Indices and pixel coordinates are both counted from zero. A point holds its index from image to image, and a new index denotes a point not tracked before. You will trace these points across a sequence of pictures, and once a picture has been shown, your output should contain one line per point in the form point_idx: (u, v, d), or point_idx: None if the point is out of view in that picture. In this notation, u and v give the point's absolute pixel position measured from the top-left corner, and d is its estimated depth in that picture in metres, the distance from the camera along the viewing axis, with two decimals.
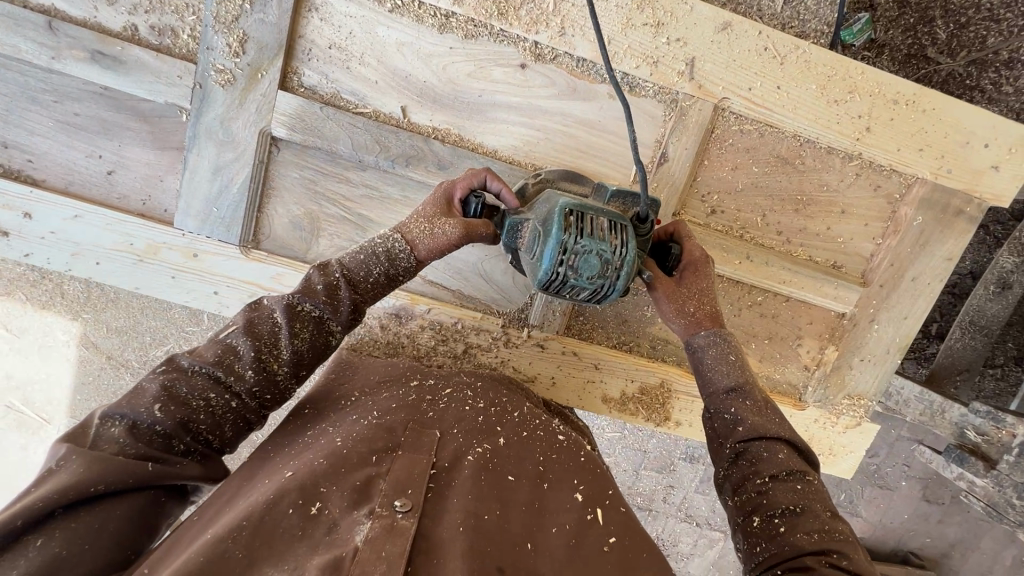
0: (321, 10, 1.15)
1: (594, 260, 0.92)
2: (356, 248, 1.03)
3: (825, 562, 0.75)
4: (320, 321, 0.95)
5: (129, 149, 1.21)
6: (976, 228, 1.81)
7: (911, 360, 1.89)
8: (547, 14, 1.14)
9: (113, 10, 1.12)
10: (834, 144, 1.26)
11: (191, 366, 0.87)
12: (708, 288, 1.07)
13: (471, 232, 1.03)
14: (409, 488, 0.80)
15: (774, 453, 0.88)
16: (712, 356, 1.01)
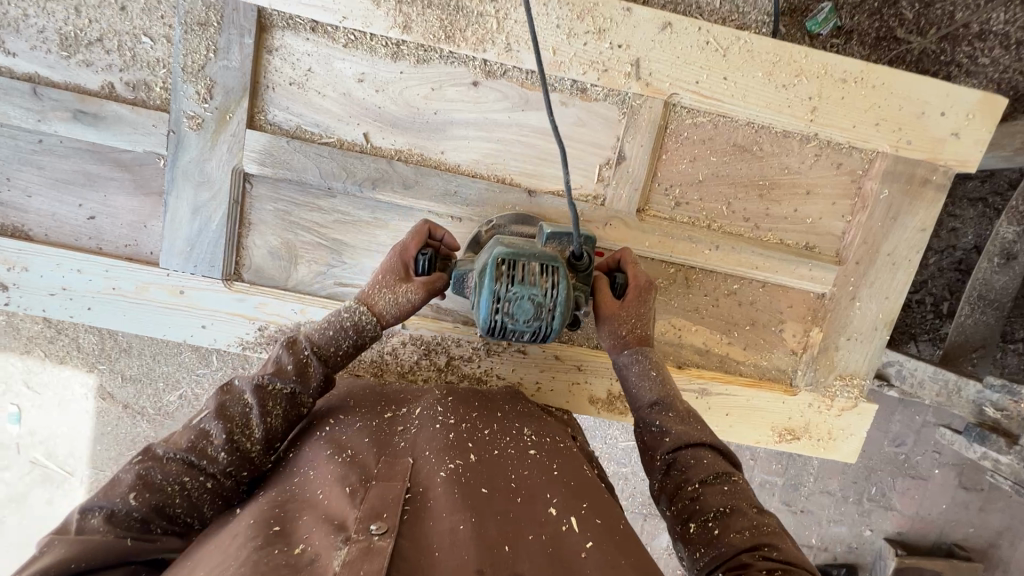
0: (280, 50, 1.22)
1: (527, 304, 0.97)
2: (322, 322, 1.08)
3: (759, 556, 0.82)
4: (293, 396, 1.00)
5: (113, 198, 1.28)
6: (974, 203, 1.77)
7: (923, 339, 1.83)
8: (492, 32, 1.20)
9: (90, 71, 1.21)
10: (788, 127, 1.28)
11: (166, 454, 0.91)
12: (645, 313, 1.14)
13: (431, 290, 1.11)
14: (384, 513, 0.81)
15: (701, 459, 0.96)
16: (636, 372, 1.10)
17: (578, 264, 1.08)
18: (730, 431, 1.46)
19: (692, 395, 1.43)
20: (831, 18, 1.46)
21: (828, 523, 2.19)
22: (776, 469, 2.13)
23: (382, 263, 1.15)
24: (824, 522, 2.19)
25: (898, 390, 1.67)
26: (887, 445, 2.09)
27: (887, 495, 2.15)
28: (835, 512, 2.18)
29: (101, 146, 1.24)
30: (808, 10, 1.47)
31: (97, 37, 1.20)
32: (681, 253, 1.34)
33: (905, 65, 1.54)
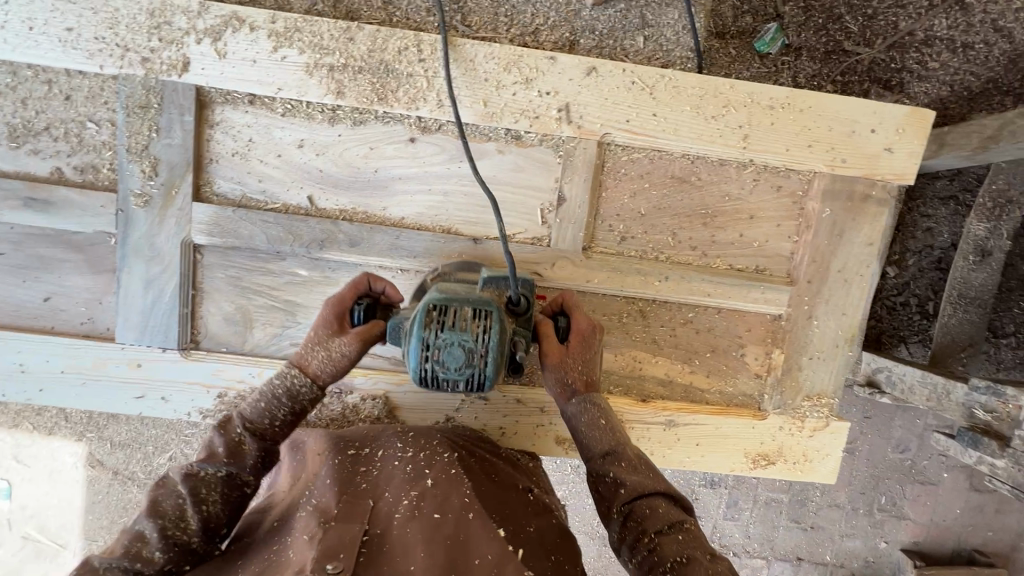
0: (222, 124, 1.26)
1: (457, 351, 0.96)
2: (256, 393, 1.06)
3: None
4: (229, 478, 0.98)
5: (67, 277, 1.30)
6: (946, 201, 1.74)
7: (914, 342, 1.79)
8: (423, 91, 1.24)
9: (38, 159, 1.25)
10: (722, 155, 1.30)
11: (100, 564, 0.88)
12: (592, 358, 1.15)
13: (367, 339, 1.05)
14: (340, 553, 0.82)
15: (656, 507, 0.98)
16: (585, 423, 1.10)
17: (515, 307, 1.06)
18: (702, 461, 1.44)
19: (660, 426, 1.41)
20: (778, 36, 1.49)
21: (841, 538, 2.12)
22: (779, 486, 2.08)
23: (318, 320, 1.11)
24: (836, 537, 2.12)
25: (891, 396, 1.65)
26: (892, 450, 2.03)
27: (898, 505, 2.09)
28: (847, 527, 2.11)
29: (54, 229, 1.28)
30: (755, 32, 1.51)
31: (45, 126, 1.25)
32: (632, 287, 1.34)
33: (857, 77, 1.54)
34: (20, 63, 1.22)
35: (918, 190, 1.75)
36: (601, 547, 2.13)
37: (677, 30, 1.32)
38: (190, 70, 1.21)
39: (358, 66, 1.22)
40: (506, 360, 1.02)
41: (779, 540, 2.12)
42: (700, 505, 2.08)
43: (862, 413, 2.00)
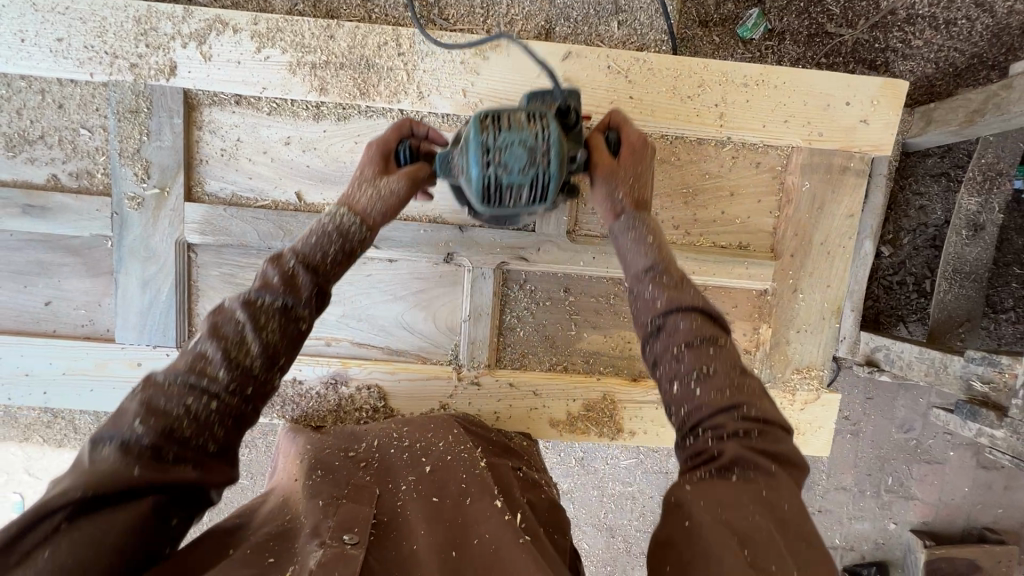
0: (210, 125, 1.30)
1: (519, 150, 0.91)
2: (305, 231, 0.95)
3: (736, 417, 0.80)
4: (287, 310, 0.85)
5: (66, 281, 1.34)
6: (936, 177, 1.72)
7: (913, 320, 1.77)
8: (403, 84, 1.27)
9: (35, 167, 1.29)
10: (700, 135, 1.32)
11: (166, 378, 0.76)
12: (645, 172, 1.06)
13: (415, 179, 1.02)
14: (355, 526, 0.79)
15: (690, 322, 0.86)
16: (631, 238, 1.00)
17: (565, 120, 1.01)
18: None
19: (652, 405, 1.43)
20: (760, 21, 1.49)
21: (849, 520, 2.12)
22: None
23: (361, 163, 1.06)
24: (845, 520, 2.13)
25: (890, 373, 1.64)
26: (895, 431, 2.04)
27: (905, 485, 2.09)
28: (855, 508, 2.11)
29: (52, 235, 1.31)
30: (738, 19, 1.51)
31: (40, 135, 1.28)
32: (618, 268, 1.37)
33: (840, 59, 1.56)
34: (13, 74, 1.26)
35: (910, 168, 1.73)
36: (609, 540, 2.13)
37: (650, 13, 1.35)
38: (178, 74, 1.25)
39: (338, 62, 1.26)
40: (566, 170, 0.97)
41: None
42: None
43: (863, 393, 2.01)
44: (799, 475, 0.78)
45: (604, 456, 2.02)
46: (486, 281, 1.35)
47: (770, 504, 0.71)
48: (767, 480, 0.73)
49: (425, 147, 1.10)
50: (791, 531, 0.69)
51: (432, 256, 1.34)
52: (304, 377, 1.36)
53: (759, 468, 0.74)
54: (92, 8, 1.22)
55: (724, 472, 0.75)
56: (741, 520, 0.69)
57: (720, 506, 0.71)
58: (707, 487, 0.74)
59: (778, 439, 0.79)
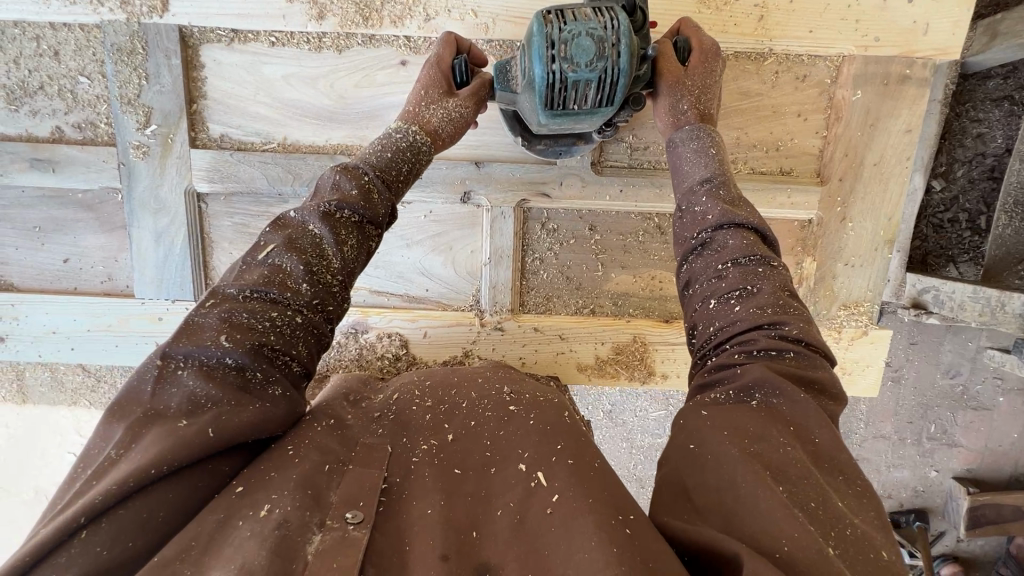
0: (211, 67, 1.23)
1: (587, 42, 0.91)
2: (375, 150, 1.02)
3: (773, 335, 0.77)
4: (361, 225, 0.91)
5: (83, 238, 1.32)
6: (997, 104, 1.51)
7: (965, 262, 1.61)
8: (409, 6, 1.17)
9: (38, 120, 1.26)
10: (738, 47, 1.18)
11: (241, 293, 0.79)
12: (712, 84, 1.07)
13: (478, 101, 1.10)
14: (361, 499, 0.68)
15: (739, 239, 0.86)
16: (694, 149, 1.01)
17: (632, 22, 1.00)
18: None
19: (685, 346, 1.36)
20: None
21: (888, 469, 2.04)
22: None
23: (422, 81, 1.11)
24: (883, 469, 2.05)
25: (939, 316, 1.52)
26: (941, 376, 1.91)
27: (951, 433, 1.98)
28: (894, 457, 2.03)
29: (63, 190, 1.29)
30: None
31: (39, 85, 1.24)
32: (647, 201, 1.27)
33: None
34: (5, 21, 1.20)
35: (968, 93, 1.53)
36: (639, 490, 2.12)
37: None
38: (171, 10, 1.17)
39: None
40: (634, 69, 0.98)
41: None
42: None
43: (907, 339, 1.88)
44: (835, 408, 0.72)
45: (632, 409, 1.98)
46: (506, 221, 1.28)
47: (799, 437, 0.66)
48: (793, 406, 0.69)
49: (478, 70, 1.14)
50: (821, 463, 0.64)
51: (448, 196, 1.26)
52: None
53: (785, 393, 0.70)
54: None
55: (744, 394, 0.72)
56: (771, 451, 0.64)
57: (747, 437, 0.66)
58: (725, 411, 0.71)
59: (812, 366, 0.74)
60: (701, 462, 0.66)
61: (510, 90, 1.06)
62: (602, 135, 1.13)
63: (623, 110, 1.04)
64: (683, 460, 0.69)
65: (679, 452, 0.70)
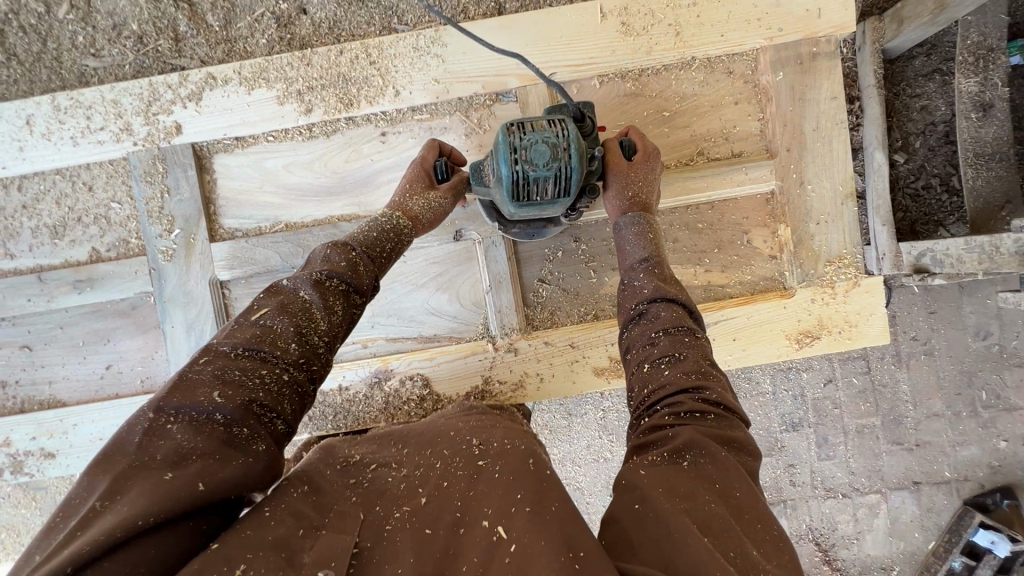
0: (222, 170, 1.42)
1: (543, 147, 1.08)
2: (363, 230, 1.17)
3: (697, 397, 0.95)
4: (348, 294, 1.03)
5: (121, 343, 1.45)
6: (929, 77, 1.71)
7: (953, 222, 1.71)
8: (380, 87, 1.37)
9: (77, 246, 1.43)
10: (665, 61, 1.37)
11: (234, 350, 0.88)
12: (652, 175, 1.28)
13: (456, 193, 1.28)
14: (333, 560, 0.73)
15: (670, 311, 1.08)
16: (635, 233, 1.23)
17: (582, 127, 1.22)
18: (746, 356, 1.40)
19: None
20: None
21: (953, 449, 1.93)
22: (867, 409, 1.93)
23: (407, 178, 1.30)
24: (948, 449, 1.93)
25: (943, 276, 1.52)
26: (972, 339, 1.88)
27: (1005, 397, 1.91)
28: (955, 434, 1.92)
29: (102, 305, 1.43)
30: None
31: (77, 218, 1.43)
32: None
33: None
34: (48, 171, 1.42)
35: (899, 73, 1.73)
36: None
37: None
38: (183, 131, 1.39)
39: (318, 83, 1.37)
40: (585, 166, 1.16)
41: (887, 467, 1.95)
42: (790, 450, 1.94)
43: (922, 308, 1.88)
44: (752, 462, 0.88)
45: None
46: (499, 248, 1.39)
47: (723, 494, 0.79)
48: (716, 463, 0.83)
49: (456, 170, 1.33)
50: (742, 515, 0.77)
51: (442, 237, 1.40)
52: (350, 381, 1.40)
53: (709, 452, 0.85)
54: (104, 92, 1.39)
55: (677, 456, 0.86)
56: (695, 509, 0.76)
57: (676, 495, 0.78)
58: (660, 471, 0.84)
59: (732, 430, 0.91)
60: (646, 521, 0.76)
61: (483, 185, 1.23)
62: (569, 218, 1.31)
63: (583, 198, 1.24)
64: (632, 522, 0.77)
65: (625, 511, 0.80)
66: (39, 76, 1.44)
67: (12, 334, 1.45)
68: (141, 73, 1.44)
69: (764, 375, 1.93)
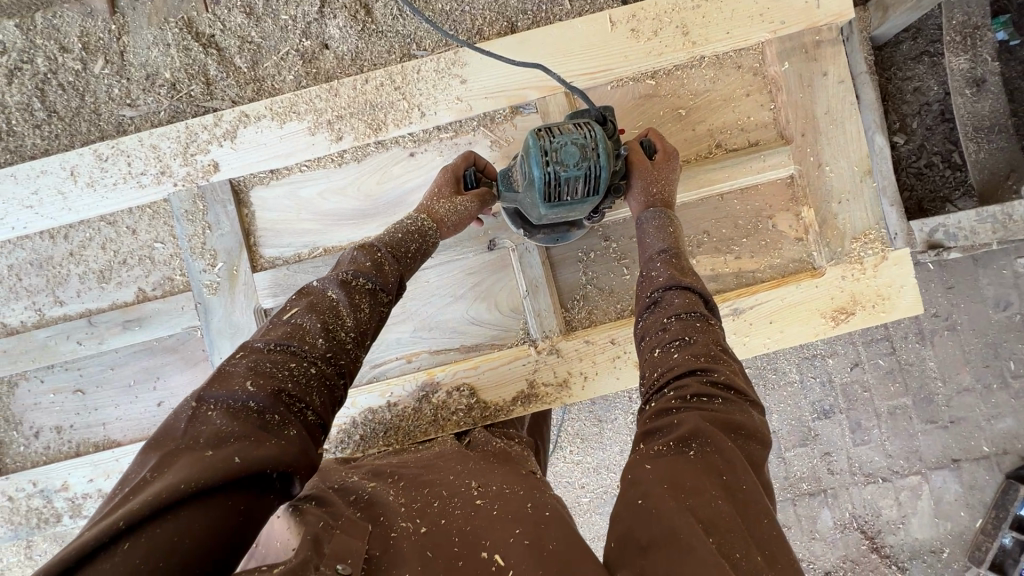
0: (259, 203, 1.47)
1: (573, 148, 1.13)
2: (389, 232, 1.22)
3: (703, 379, 0.97)
4: (375, 292, 1.08)
5: (171, 378, 1.48)
6: (920, 58, 1.77)
7: (959, 197, 1.75)
8: (407, 110, 1.43)
9: (124, 287, 1.48)
10: (675, 61, 1.43)
11: (266, 344, 0.94)
12: (673, 173, 1.32)
13: (483, 200, 1.32)
14: (349, 557, 0.76)
15: (682, 299, 1.11)
16: (656, 226, 1.26)
17: (605, 129, 1.26)
18: (784, 338, 1.42)
19: (729, 318, 1.42)
20: None
21: (989, 422, 1.91)
22: (898, 389, 1.92)
23: (436, 184, 1.35)
24: (984, 423, 1.92)
25: (959, 249, 1.59)
26: (993, 311, 1.89)
27: None
28: (989, 407, 1.91)
29: (151, 342, 1.46)
30: None
31: (123, 260, 1.48)
32: None
33: None
34: (92, 219, 1.47)
35: (888, 59, 1.78)
36: None
37: None
38: (220, 169, 1.44)
39: (347, 112, 1.43)
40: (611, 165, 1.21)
41: (924, 447, 1.93)
42: (825, 439, 1.93)
43: (941, 284, 1.90)
44: (761, 450, 0.89)
45: None
46: (532, 254, 1.42)
47: (729, 488, 0.80)
48: (723, 455, 0.84)
49: (487, 180, 1.39)
50: (747, 512, 0.78)
51: (476, 247, 1.44)
52: (398, 397, 1.43)
53: (715, 442, 0.85)
54: (143, 139, 1.45)
55: (683, 445, 0.87)
56: (702, 506, 0.77)
57: (683, 492, 0.79)
58: (665, 462, 0.85)
59: (741, 416, 0.92)
60: (648, 519, 0.77)
61: (513, 191, 1.27)
62: (592, 222, 1.35)
63: (608, 198, 1.29)
64: (636, 516, 0.79)
65: (628, 508, 0.81)
66: (79, 129, 1.51)
67: (65, 379, 1.49)
68: (175, 118, 1.51)
69: (788, 364, 1.93)
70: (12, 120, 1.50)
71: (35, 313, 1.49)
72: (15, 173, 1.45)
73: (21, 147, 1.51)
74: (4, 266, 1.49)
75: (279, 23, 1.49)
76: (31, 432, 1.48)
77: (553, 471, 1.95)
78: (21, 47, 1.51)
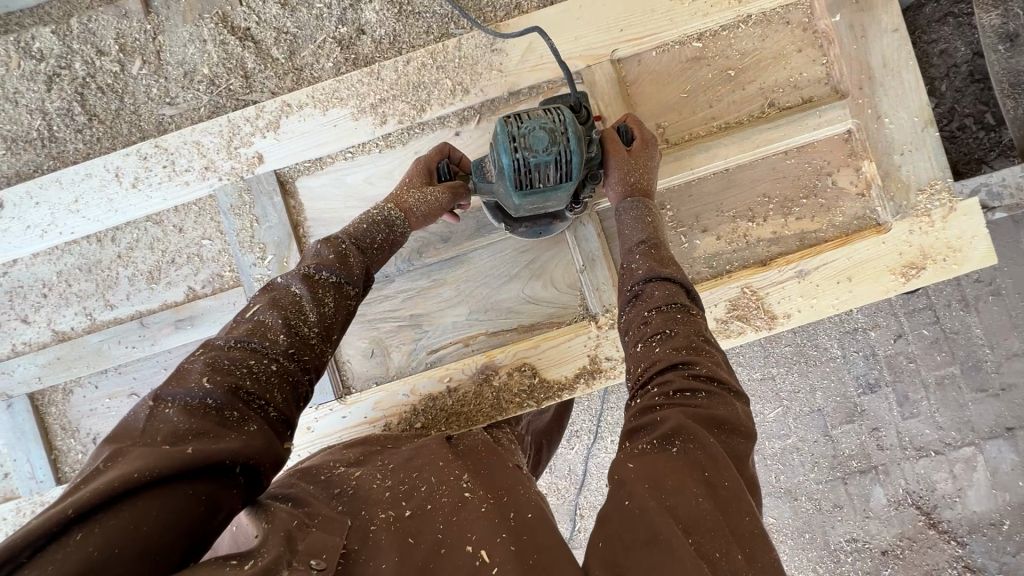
0: (307, 194, 1.45)
1: (542, 133, 1.09)
2: (354, 224, 1.20)
3: (686, 373, 0.93)
4: (339, 286, 1.05)
5: None
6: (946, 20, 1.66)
7: (995, 158, 1.64)
8: (451, 90, 1.41)
9: (173, 287, 1.46)
10: (722, 20, 1.40)
11: (226, 342, 0.91)
12: (653, 158, 1.27)
13: (454, 190, 1.27)
14: (324, 552, 0.73)
15: (663, 291, 1.07)
16: (636, 216, 1.23)
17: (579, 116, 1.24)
18: (854, 296, 1.37)
19: (793, 281, 1.38)
20: None
21: None
22: (943, 359, 1.81)
23: (407, 177, 1.32)
24: None
25: (1004, 208, 1.48)
26: None
27: None
28: None
29: (200, 343, 1.44)
30: None
31: (171, 259, 1.46)
32: (705, 161, 1.38)
33: None
34: (139, 219, 1.46)
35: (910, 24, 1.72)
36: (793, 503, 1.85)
37: None
38: (265, 161, 1.42)
39: (389, 95, 1.41)
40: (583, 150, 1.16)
41: (975, 417, 1.82)
42: (872, 414, 1.84)
43: None
44: (745, 443, 0.84)
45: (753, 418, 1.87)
46: (587, 229, 1.40)
47: (710, 483, 0.75)
48: (705, 450, 0.79)
49: (461, 172, 1.35)
50: (728, 507, 0.73)
51: None
52: (458, 380, 1.39)
53: (697, 438, 0.81)
54: (185, 136, 1.43)
55: (666, 442, 0.82)
56: (682, 504, 0.72)
57: (663, 491, 0.74)
58: (648, 458, 0.80)
59: (722, 409, 0.87)
60: (635, 519, 0.72)
61: (489, 182, 1.24)
62: (575, 211, 1.32)
63: (586, 186, 1.27)
64: (620, 516, 0.75)
65: (617, 511, 0.76)
66: (120, 130, 1.50)
67: (119, 383, 1.47)
68: (214, 113, 1.49)
69: (829, 339, 1.85)
70: (54, 126, 1.50)
71: (85, 318, 1.47)
72: (59, 178, 1.44)
73: (63, 152, 1.51)
74: (53, 273, 1.48)
75: (314, 12, 1.47)
76: (88, 440, 1.46)
77: (595, 462, 1.89)
78: (58, 53, 1.50)
